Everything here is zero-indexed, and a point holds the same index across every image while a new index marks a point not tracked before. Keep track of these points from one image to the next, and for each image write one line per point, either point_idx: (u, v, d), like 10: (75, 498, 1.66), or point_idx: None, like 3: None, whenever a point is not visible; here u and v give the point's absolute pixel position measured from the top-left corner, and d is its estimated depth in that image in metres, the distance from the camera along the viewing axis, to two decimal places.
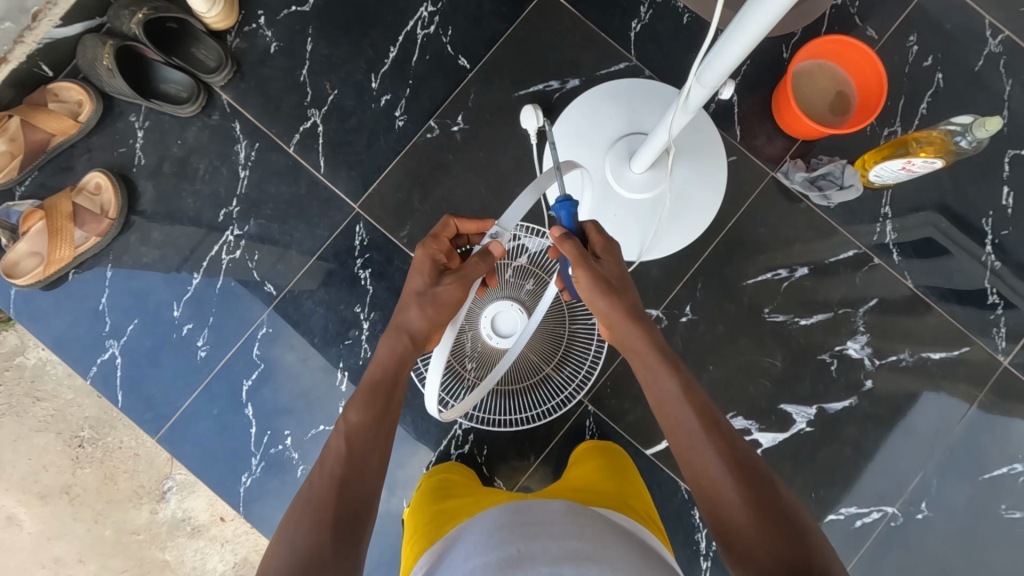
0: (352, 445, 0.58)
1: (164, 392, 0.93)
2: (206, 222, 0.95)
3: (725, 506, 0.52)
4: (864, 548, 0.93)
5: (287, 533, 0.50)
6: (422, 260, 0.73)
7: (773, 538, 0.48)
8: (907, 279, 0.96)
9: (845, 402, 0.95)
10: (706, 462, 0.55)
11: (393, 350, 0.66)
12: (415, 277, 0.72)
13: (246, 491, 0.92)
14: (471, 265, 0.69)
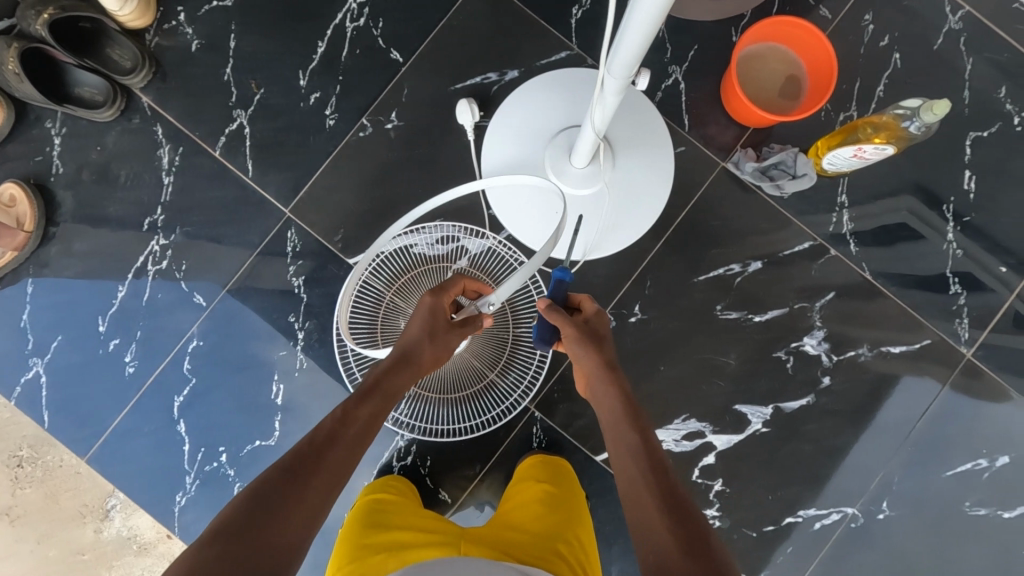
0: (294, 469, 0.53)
1: (92, 411, 0.89)
2: (130, 232, 0.90)
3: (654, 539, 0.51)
4: (824, 551, 0.90)
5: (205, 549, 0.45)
6: (437, 303, 0.75)
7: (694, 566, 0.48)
8: (865, 270, 0.92)
9: (803, 400, 0.91)
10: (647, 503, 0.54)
11: (398, 378, 0.68)
12: (426, 316, 0.74)
13: (182, 510, 0.89)
14: (475, 320, 0.76)
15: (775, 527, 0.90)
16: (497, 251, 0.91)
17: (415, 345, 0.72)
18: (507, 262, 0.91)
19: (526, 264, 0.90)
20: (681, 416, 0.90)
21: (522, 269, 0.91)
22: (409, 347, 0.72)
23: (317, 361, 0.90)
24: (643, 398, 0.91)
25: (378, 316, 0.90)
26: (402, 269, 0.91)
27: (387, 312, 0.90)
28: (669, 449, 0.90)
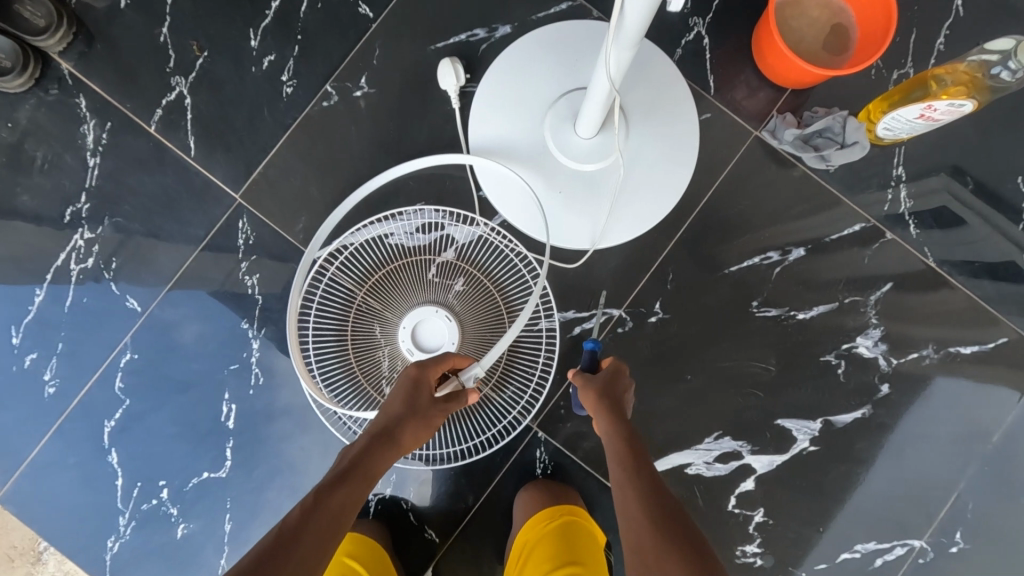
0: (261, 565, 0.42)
1: (4, 440, 0.74)
2: (48, 224, 0.75)
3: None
4: None
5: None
6: (421, 372, 0.62)
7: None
8: (929, 257, 0.77)
9: (856, 413, 0.76)
10: None
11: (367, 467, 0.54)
12: (405, 390, 0.61)
13: (114, 558, 0.73)
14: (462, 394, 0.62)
15: (828, 565, 0.75)
16: (490, 240, 0.76)
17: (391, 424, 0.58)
18: (502, 254, 0.76)
19: (525, 256, 0.75)
20: (712, 435, 0.76)
21: (520, 262, 0.76)
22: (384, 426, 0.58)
23: (276, 376, 0.75)
24: (667, 414, 0.76)
25: (349, 319, 0.75)
26: (377, 263, 0.76)
27: (359, 314, 0.75)
28: (699, 474, 0.75)
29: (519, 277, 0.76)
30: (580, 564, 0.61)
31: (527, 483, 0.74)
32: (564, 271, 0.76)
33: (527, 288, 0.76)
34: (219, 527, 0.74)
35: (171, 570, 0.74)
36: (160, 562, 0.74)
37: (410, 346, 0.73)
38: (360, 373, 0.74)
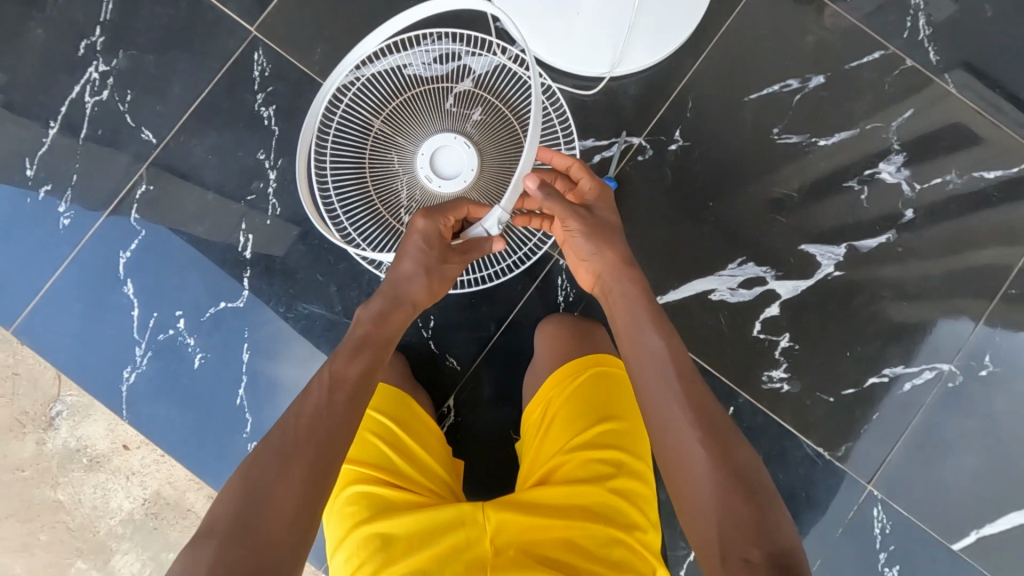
0: (335, 415, 0.48)
1: (19, 272, 0.73)
2: (60, 56, 0.74)
3: (688, 469, 0.46)
4: (915, 417, 0.74)
5: (233, 506, 0.42)
6: (431, 227, 0.58)
7: (741, 517, 0.42)
8: (951, 83, 0.76)
9: (881, 238, 0.75)
10: (692, 467, 0.46)
11: (390, 327, 0.57)
12: (417, 244, 0.58)
13: (130, 389, 0.73)
14: (478, 244, 0.61)
15: (856, 391, 0.74)
16: (508, 68, 0.76)
17: (409, 283, 0.58)
18: (521, 82, 0.76)
19: (545, 82, 0.74)
20: (736, 260, 0.75)
21: (540, 91, 0.75)
22: (399, 284, 0.58)
23: (293, 206, 0.74)
24: (691, 243, 0.75)
25: (367, 148, 0.74)
26: (394, 92, 0.75)
27: (376, 142, 0.73)
28: (723, 300, 0.74)
29: (539, 105, 0.75)
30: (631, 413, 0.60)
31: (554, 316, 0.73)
32: (580, 98, 0.76)
33: (547, 114, 0.74)
34: (237, 358, 0.73)
35: (189, 402, 0.73)
36: (177, 393, 0.73)
37: (428, 173, 0.72)
38: (380, 201, 0.73)
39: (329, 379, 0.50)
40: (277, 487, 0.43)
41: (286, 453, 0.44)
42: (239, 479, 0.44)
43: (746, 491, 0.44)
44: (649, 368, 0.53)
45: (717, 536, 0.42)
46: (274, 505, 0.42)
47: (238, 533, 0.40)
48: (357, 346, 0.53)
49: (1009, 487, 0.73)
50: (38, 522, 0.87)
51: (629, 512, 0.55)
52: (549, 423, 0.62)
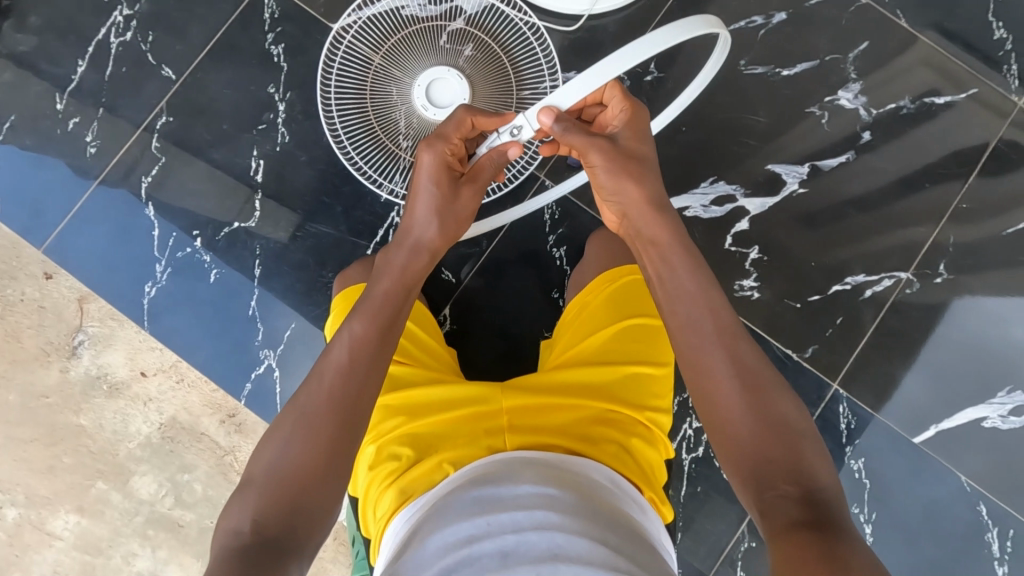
0: (356, 378, 0.50)
1: (53, 196, 0.85)
2: (93, 3, 0.85)
3: (722, 410, 0.48)
4: (878, 319, 0.83)
5: (271, 459, 0.47)
6: (434, 158, 0.60)
7: (769, 427, 0.46)
8: (900, 18, 0.85)
9: (841, 158, 0.85)
10: (719, 379, 0.49)
11: (416, 269, 0.59)
12: (424, 179, 0.60)
13: (151, 302, 0.84)
14: (487, 164, 0.62)
15: (820, 297, 0.84)
16: (497, 8, 0.82)
17: (419, 228, 0.60)
18: (509, 21, 0.82)
19: (532, 21, 0.81)
20: (709, 179, 0.84)
21: (528, 30, 0.82)
22: (413, 228, 0.60)
23: (301, 135, 0.85)
24: (665, 162, 0.85)
25: (368, 81, 0.80)
26: (392, 30, 0.81)
27: (377, 76, 0.80)
28: (698, 215, 0.84)
29: (526, 43, 0.82)
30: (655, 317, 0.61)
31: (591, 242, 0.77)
32: (564, 34, 0.85)
33: (533, 51, 0.81)
34: (249, 271, 0.85)
35: (203, 312, 0.84)
36: (193, 305, 0.84)
37: (425, 103, 0.78)
38: (381, 130, 0.80)
39: (351, 342, 0.51)
40: (304, 447, 0.47)
41: (311, 416, 0.48)
42: (276, 432, 0.48)
43: (783, 435, 0.46)
44: (691, 313, 0.52)
45: (750, 476, 0.45)
46: (302, 459, 0.46)
47: (274, 487, 0.46)
48: (373, 308, 0.54)
49: (966, 385, 0.83)
50: (62, 445, 0.91)
51: (647, 397, 0.57)
52: (579, 319, 0.65)
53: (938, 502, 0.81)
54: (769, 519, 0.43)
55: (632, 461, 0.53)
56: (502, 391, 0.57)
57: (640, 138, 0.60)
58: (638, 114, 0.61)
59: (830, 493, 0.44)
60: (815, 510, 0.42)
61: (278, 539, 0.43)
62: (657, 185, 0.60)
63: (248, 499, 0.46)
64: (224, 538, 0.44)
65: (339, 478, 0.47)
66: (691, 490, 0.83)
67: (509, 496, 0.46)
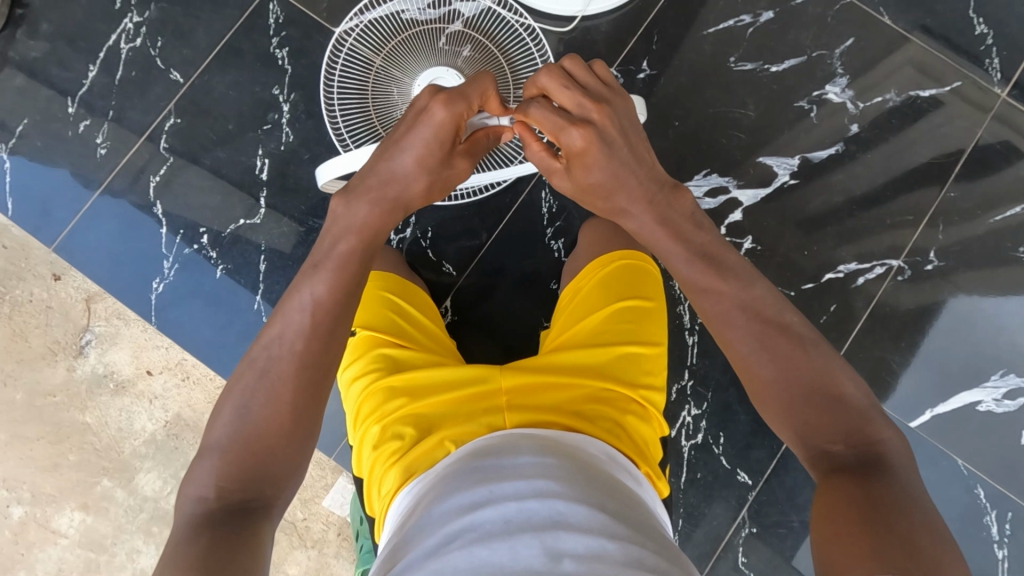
0: (316, 341, 0.52)
1: (63, 196, 0.88)
2: (102, 9, 0.88)
3: (759, 382, 0.50)
4: (872, 305, 0.86)
5: (231, 422, 0.50)
6: (448, 119, 0.58)
7: (810, 387, 0.48)
8: (883, 16, 0.88)
9: (830, 150, 0.87)
10: (747, 349, 0.51)
11: (383, 226, 0.59)
12: (426, 137, 0.59)
13: (158, 297, 0.87)
14: (482, 137, 0.65)
15: (814, 285, 0.86)
16: (494, 11, 0.84)
17: (409, 185, 0.60)
18: (506, 23, 0.84)
19: (528, 22, 0.84)
20: (701, 172, 0.87)
21: (523, 31, 0.84)
22: (403, 183, 0.60)
23: (304, 134, 0.88)
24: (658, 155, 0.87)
25: (369, 82, 0.82)
26: (393, 32, 0.83)
27: (379, 76, 0.82)
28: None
29: (523, 45, 0.83)
30: (649, 301, 0.63)
31: (584, 234, 0.78)
32: (559, 35, 0.88)
33: (530, 53, 0.83)
34: (253, 267, 0.87)
35: (210, 306, 0.87)
36: (200, 299, 0.87)
37: None
38: (382, 127, 0.82)
39: (309, 305, 0.53)
40: (266, 411, 0.50)
41: (272, 382, 0.50)
42: (234, 397, 0.51)
43: (825, 397, 0.48)
44: (710, 297, 0.54)
45: (800, 440, 0.48)
46: (264, 422, 0.49)
47: (236, 451, 0.48)
48: (333, 269, 0.55)
49: (958, 371, 0.86)
50: (68, 443, 0.91)
51: (637, 377, 0.58)
52: (574, 304, 0.66)
53: (933, 483, 0.85)
54: (821, 478, 0.45)
55: (625, 435, 0.54)
56: (500, 370, 0.57)
57: (585, 156, 0.57)
58: (586, 130, 0.56)
59: (884, 444, 0.46)
60: (868, 463, 0.45)
61: (244, 499, 0.47)
62: (619, 196, 0.59)
63: (211, 463, 0.48)
64: (192, 501, 0.47)
65: (302, 437, 0.50)
66: (690, 476, 0.84)
67: (510, 466, 0.46)
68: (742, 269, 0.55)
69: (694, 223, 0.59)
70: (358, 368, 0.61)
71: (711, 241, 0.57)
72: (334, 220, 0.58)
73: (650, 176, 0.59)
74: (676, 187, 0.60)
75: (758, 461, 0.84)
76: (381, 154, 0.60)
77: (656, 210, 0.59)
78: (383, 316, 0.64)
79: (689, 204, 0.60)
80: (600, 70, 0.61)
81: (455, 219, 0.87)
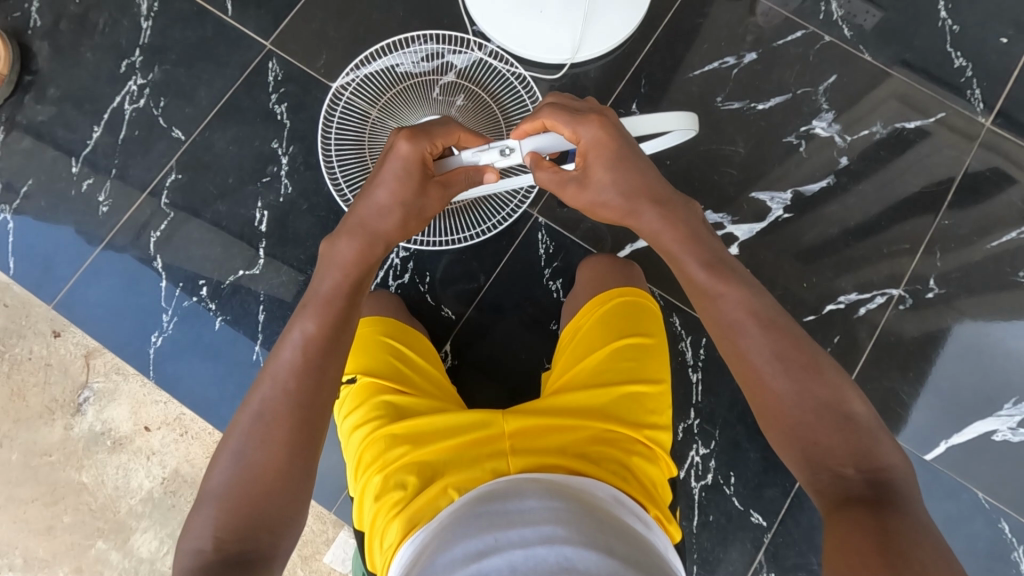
0: (309, 377, 0.51)
1: (65, 253, 0.89)
2: (107, 73, 0.91)
3: (771, 396, 0.48)
4: (875, 335, 0.85)
5: (228, 469, 0.48)
6: (412, 152, 0.60)
7: (823, 403, 0.47)
8: (864, 53, 0.90)
9: (822, 182, 0.88)
10: (758, 364, 0.50)
11: (370, 264, 0.59)
12: (395, 170, 0.60)
13: (157, 351, 0.87)
14: (458, 175, 0.63)
15: (816, 316, 0.86)
16: (486, 62, 0.87)
17: (383, 220, 0.60)
18: (499, 74, 0.86)
19: (519, 72, 0.85)
20: None
21: (516, 81, 0.86)
22: (378, 217, 0.59)
23: (302, 184, 0.89)
24: None
25: (366, 131, 0.83)
26: (388, 85, 0.85)
27: (375, 127, 0.83)
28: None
29: (515, 93, 0.86)
30: (649, 337, 0.62)
31: (581, 272, 0.78)
32: (549, 82, 0.91)
33: (521, 99, 0.85)
34: (253, 318, 0.87)
35: (210, 359, 0.87)
36: (200, 351, 0.87)
37: None
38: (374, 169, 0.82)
39: (300, 342, 0.52)
40: (262, 454, 0.48)
41: (267, 423, 0.49)
42: (230, 440, 0.50)
43: (835, 416, 0.47)
44: (723, 302, 0.53)
45: (807, 464, 0.46)
46: (261, 466, 0.48)
47: (233, 498, 0.47)
48: (320, 306, 0.55)
49: (969, 400, 0.84)
50: (63, 504, 0.89)
51: (642, 415, 0.57)
52: (576, 343, 0.65)
53: (955, 518, 0.82)
54: (829, 507, 0.44)
55: (633, 478, 0.52)
56: (504, 414, 0.56)
57: (600, 149, 0.60)
58: (598, 127, 0.60)
59: (892, 471, 0.44)
60: (879, 492, 0.43)
61: (243, 548, 0.46)
62: (630, 192, 0.59)
63: (208, 511, 0.47)
64: (190, 554, 0.45)
65: (299, 480, 0.49)
66: (702, 519, 0.82)
67: (516, 511, 0.44)
68: (748, 281, 0.54)
69: (705, 230, 0.58)
70: (358, 416, 0.60)
71: (720, 249, 0.57)
72: (322, 261, 0.59)
73: (660, 180, 0.61)
74: (683, 196, 0.61)
75: (771, 500, 0.82)
76: (358, 195, 0.62)
77: (668, 211, 0.58)
78: (385, 361, 0.64)
79: (697, 214, 0.60)
80: (593, 101, 0.66)
81: (453, 264, 0.87)
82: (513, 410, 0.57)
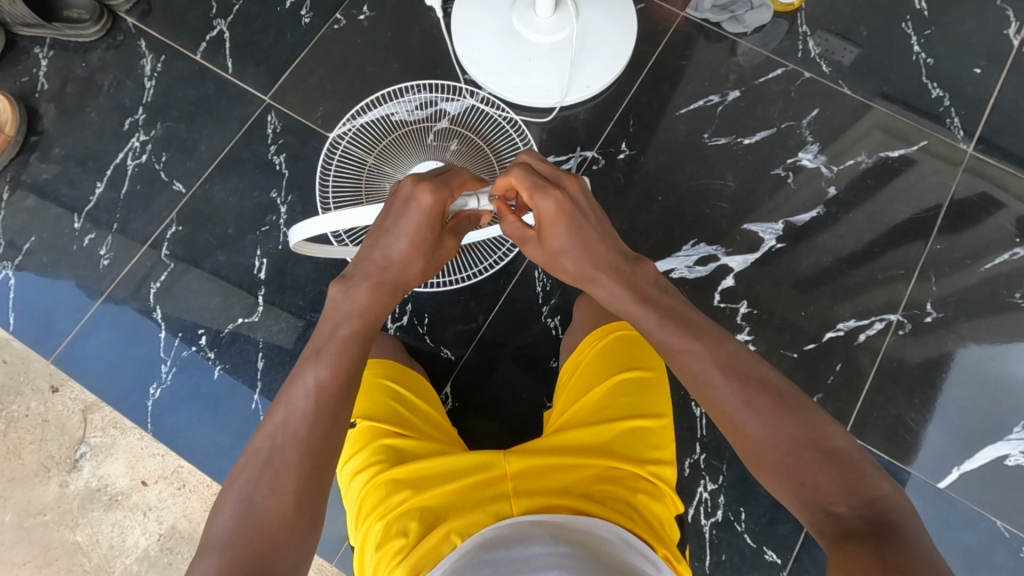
0: (320, 427, 0.51)
1: (64, 308, 0.89)
2: (112, 131, 0.94)
3: (751, 442, 0.48)
4: (877, 362, 0.85)
5: (233, 517, 0.47)
6: (436, 204, 0.59)
7: (800, 444, 0.46)
8: (843, 87, 0.93)
9: (811, 213, 0.89)
10: (732, 413, 0.49)
11: (383, 309, 0.59)
12: (416, 223, 0.59)
13: (156, 403, 0.86)
14: (464, 220, 0.64)
15: (816, 345, 0.86)
16: (479, 108, 0.90)
17: (405, 270, 0.60)
18: (492, 119, 0.89)
19: (510, 116, 0.88)
20: (689, 243, 0.89)
21: (508, 124, 0.89)
22: (399, 267, 0.60)
23: None
24: (646, 229, 0.90)
25: (363, 177, 0.84)
26: (383, 133, 0.88)
27: (371, 173, 0.84)
28: (684, 275, 0.88)
29: (508, 138, 0.88)
30: (649, 369, 0.62)
31: (577, 309, 0.79)
32: (540, 125, 0.93)
33: (514, 143, 0.88)
34: (251, 366, 0.87)
35: (207, 408, 0.86)
36: (198, 401, 0.86)
37: None
38: (365, 198, 0.82)
39: (312, 389, 0.52)
40: (270, 501, 0.47)
41: (276, 471, 0.49)
42: (236, 487, 0.49)
43: (816, 453, 0.46)
44: (687, 357, 0.52)
45: (801, 504, 0.45)
46: (269, 514, 0.47)
47: (238, 547, 0.45)
48: (335, 352, 0.54)
49: (978, 425, 0.83)
50: (56, 565, 0.87)
51: (645, 450, 0.56)
52: (576, 378, 0.65)
53: (974, 549, 0.79)
54: (831, 545, 0.42)
55: (639, 516, 0.51)
56: (505, 455, 0.55)
57: (559, 221, 0.59)
58: (558, 199, 0.59)
59: (885, 500, 0.43)
60: (877, 526, 0.42)
61: None
62: (586, 258, 0.59)
63: (208, 563, 0.45)
64: None
65: (304, 531, 0.48)
66: (715, 558, 0.79)
67: (516, 559, 0.43)
68: (710, 329, 0.54)
69: (660, 288, 0.59)
70: (358, 462, 0.59)
71: (678, 303, 0.57)
72: (332, 307, 0.58)
73: (614, 242, 0.61)
74: (638, 258, 0.61)
75: (784, 536, 0.80)
76: (371, 242, 0.61)
77: (622, 277, 0.59)
78: (382, 404, 0.63)
79: (653, 272, 0.60)
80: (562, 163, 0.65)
81: (451, 304, 0.88)
82: (507, 454, 0.56)
